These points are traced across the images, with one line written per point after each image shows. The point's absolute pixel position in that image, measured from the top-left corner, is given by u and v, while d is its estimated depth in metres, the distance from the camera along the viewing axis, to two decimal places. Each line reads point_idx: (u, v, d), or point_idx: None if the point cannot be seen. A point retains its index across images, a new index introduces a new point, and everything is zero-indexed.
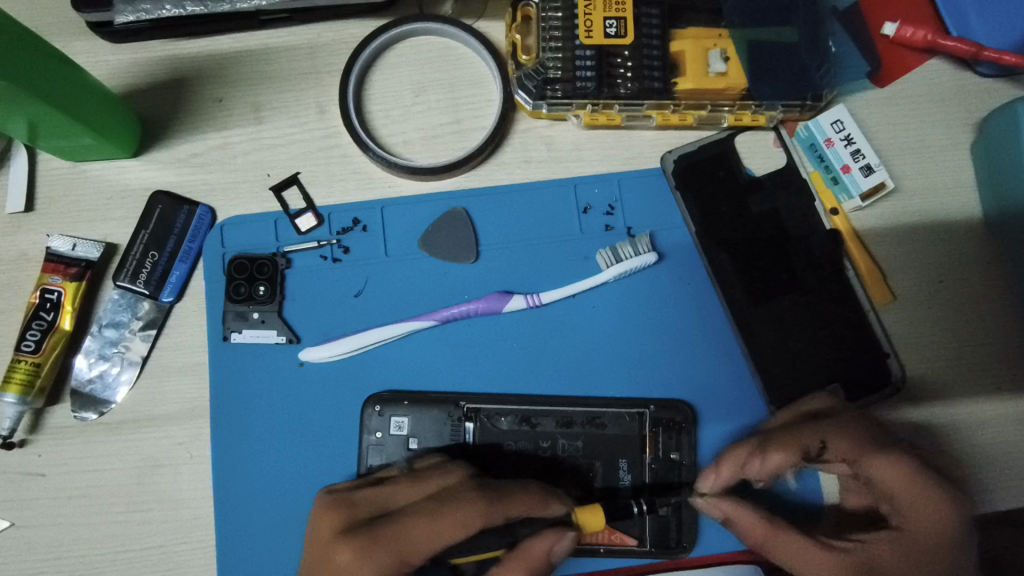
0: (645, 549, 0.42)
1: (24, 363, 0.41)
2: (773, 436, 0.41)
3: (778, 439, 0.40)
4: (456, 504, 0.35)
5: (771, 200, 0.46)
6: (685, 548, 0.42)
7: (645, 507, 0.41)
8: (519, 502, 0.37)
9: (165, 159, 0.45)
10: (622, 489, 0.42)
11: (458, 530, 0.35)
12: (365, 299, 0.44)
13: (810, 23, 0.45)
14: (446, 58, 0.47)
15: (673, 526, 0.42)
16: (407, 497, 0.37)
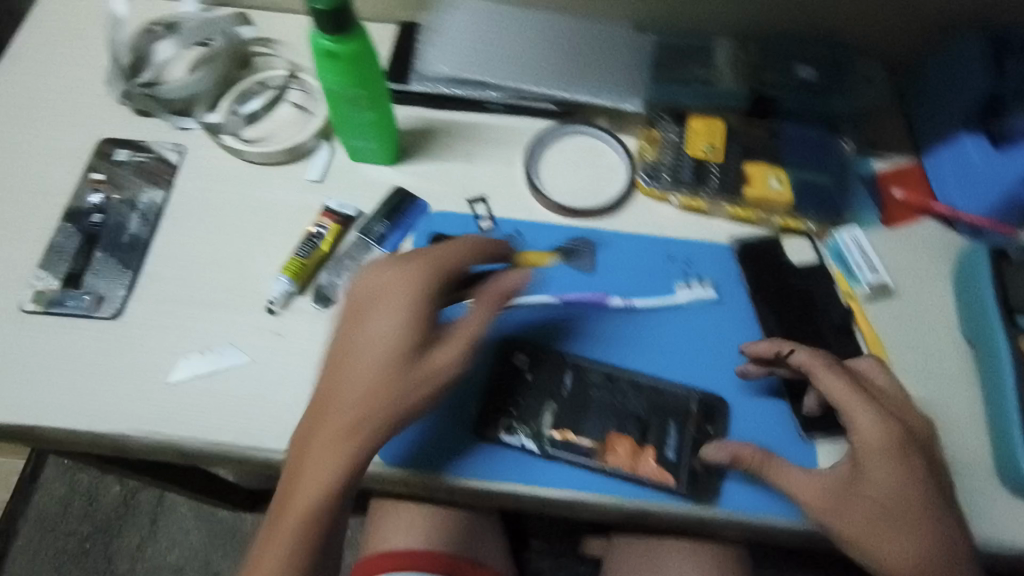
0: (677, 487, 0.56)
1: (296, 261, 0.63)
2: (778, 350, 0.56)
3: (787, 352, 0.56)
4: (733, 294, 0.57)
5: (805, 280, 0.65)
6: (711, 497, 0.56)
7: (697, 461, 0.56)
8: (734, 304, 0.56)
9: (408, 171, 0.71)
10: (668, 452, 0.57)
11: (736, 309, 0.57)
12: (515, 278, 0.65)
13: (841, 176, 0.68)
14: (595, 150, 0.72)
15: (702, 475, 0.56)
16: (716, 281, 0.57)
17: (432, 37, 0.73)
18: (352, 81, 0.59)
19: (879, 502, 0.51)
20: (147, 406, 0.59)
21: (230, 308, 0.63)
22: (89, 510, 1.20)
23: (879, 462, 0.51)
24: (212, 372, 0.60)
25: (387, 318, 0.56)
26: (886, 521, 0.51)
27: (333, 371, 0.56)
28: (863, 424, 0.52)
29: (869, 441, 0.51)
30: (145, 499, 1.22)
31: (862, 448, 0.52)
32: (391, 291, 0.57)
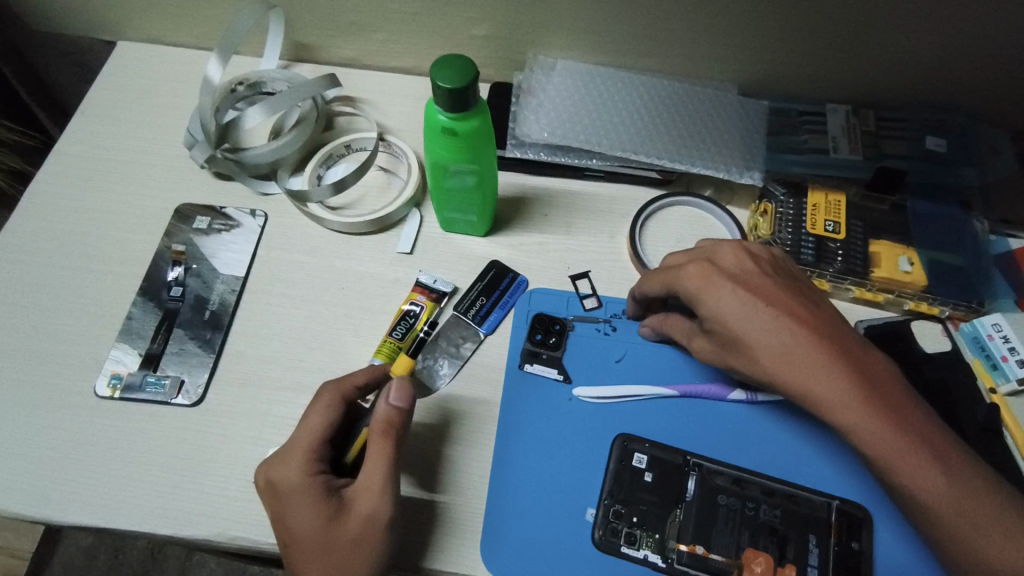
0: None
1: (390, 343, 0.59)
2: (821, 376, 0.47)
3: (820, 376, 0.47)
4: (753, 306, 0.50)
5: (942, 371, 0.59)
6: None
7: None
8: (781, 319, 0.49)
9: (504, 242, 0.66)
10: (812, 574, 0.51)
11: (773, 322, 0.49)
12: (624, 364, 0.60)
13: (975, 256, 0.63)
14: (700, 222, 0.68)
15: None
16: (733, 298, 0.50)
17: (528, 101, 0.69)
18: (464, 158, 0.55)
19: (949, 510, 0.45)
20: (227, 508, 0.53)
21: None
22: (116, 563, 1.09)
23: (913, 456, 0.46)
24: None
25: (284, 487, 0.48)
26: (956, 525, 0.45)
27: (290, 532, 0.48)
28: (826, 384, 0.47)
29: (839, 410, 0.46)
30: (174, 553, 1.10)
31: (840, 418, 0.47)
32: (295, 441, 0.50)
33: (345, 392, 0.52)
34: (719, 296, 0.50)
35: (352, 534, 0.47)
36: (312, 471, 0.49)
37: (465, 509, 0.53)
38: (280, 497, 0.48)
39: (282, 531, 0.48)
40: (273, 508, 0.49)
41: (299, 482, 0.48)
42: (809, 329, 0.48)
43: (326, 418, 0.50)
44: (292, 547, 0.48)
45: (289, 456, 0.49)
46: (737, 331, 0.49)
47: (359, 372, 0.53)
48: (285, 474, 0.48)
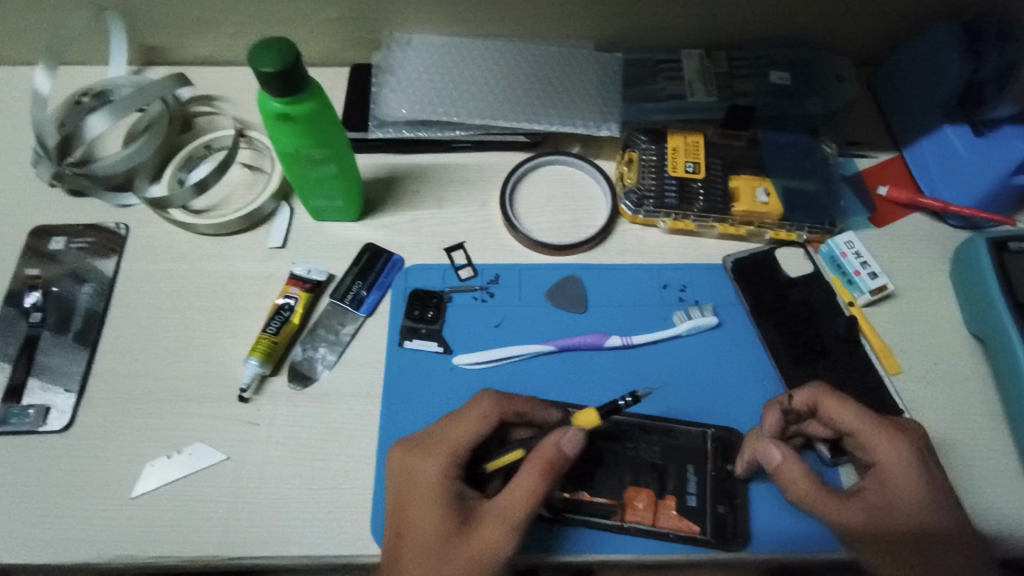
0: (706, 538, 0.52)
1: (266, 339, 0.57)
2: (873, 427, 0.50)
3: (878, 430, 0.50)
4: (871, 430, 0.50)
5: (805, 293, 0.62)
6: (740, 542, 0.52)
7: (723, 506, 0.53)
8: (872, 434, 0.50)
9: (378, 224, 0.66)
10: (691, 500, 0.53)
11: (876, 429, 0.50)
12: (503, 328, 0.61)
13: (826, 180, 0.66)
14: (571, 180, 0.69)
15: (730, 521, 0.52)
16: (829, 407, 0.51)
17: (388, 79, 0.68)
18: (308, 143, 0.53)
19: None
20: (109, 528, 0.52)
21: (196, 401, 0.57)
22: None
23: (935, 493, 0.48)
24: (183, 478, 0.53)
25: (415, 472, 0.49)
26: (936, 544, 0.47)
27: (410, 526, 0.48)
28: (908, 507, 0.48)
29: (904, 494, 0.48)
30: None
31: (908, 530, 0.47)
32: (445, 437, 0.51)
33: (504, 413, 0.51)
34: (845, 411, 0.51)
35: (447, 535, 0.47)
36: (451, 472, 0.49)
37: (356, 496, 0.54)
38: (413, 484, 0.49)
39: (400, 515, 0.49)
40: (395, 494, 0.50)
41: (433, 478, 0.49)
42: (893, 464, 0.49)
43: (479, 429, 0.51)
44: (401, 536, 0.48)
45: (430, 450, 0.50)
46: (865, 438, 0.50)
47: (524, 402, 0.52)
48: (418, 468, 0.49)
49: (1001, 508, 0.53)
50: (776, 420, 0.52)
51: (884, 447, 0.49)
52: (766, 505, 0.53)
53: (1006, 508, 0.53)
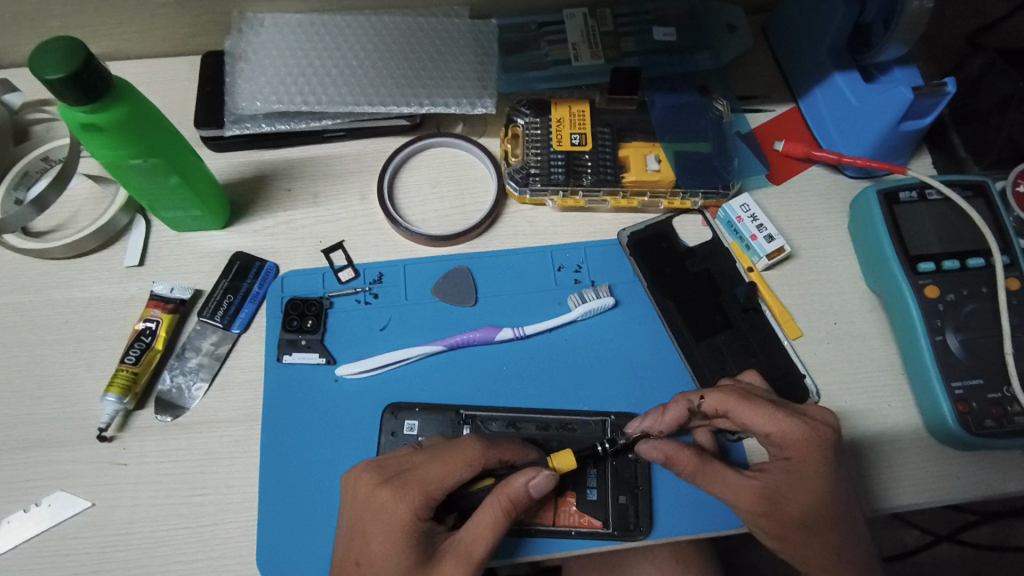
0: (608, 531, 0.50)
1: (125, 371, 0.52)
2: (788, 433, 0.47)
3: (794, 434, 0.47)
4: (786, 433, 0.47)
5: (703, 262, 0.60)
6: (642, 531, 0.50)
7: (625, 496, 0.51)
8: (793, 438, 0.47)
9: (247, 230, 0.61)
10: (590, 493, 0.51)
11: (794, 433, 0.47)
12: (389, 331, 0.57)
13: (718, 140, 0.63)
14: (457, 162, 0.64)
15: (632, 511, 0.51)
16: (746, 415, 0.48)
17: (241, 67, 0.61)
18: (132, 150, 0.48)
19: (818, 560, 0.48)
20: None
21: (55, 446, 0.52)
22: None
23: (841, 494, 0.48)
24: (42, 533, 0.49)
25: (373, 510, 0.45)
26: (827, 537, 0.47)
27: (363, 566, 0.45)
28: (806, 497, 0.47)
29: (813, 498, 0.47)
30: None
31: (802, 518, 0.47)
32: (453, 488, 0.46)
33: (489, 463, 0.47)
34: (757, 415, 0.48)
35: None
36: (421, 514, 0.45)
37: (240, 529, 0.50)
38: (373, 522, 0.45)
39: (354, 554, 0.45)
40: (353, 527, 0.46)
41: (403, 524, 0.44)
42: (807, 466, 0.47)
43: (460, 475, 0.45)
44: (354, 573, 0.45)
45: (407, 489, 0.45)
46: (779, 439, 0.48)
47: (509, 449, 0.48)
48: (389, 508, 0.45)
49: (899, 466, 0.53)
50: (680, 414, 0.50)
51: (795, 445, 0.47)
52: (667, 485, 0.52)
53: (905, 465, 0.53)
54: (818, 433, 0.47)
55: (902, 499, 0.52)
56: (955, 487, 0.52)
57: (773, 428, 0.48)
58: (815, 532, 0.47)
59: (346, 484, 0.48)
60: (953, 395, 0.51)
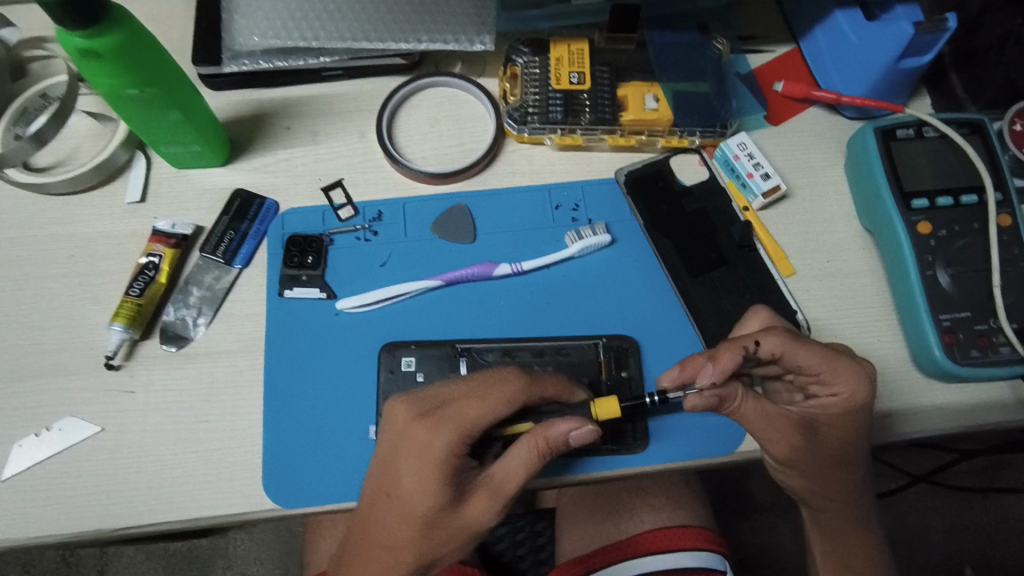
0: (606, 446, 0.53)
1: (130, 302, 0.53)
2: (839, 375, 0.49)
3: (845, 377, 0.49)
4: (838, 374, 0.49)
5: (700, 201, 0.60)
6: (640, 444, 0.53)
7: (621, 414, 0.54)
8: (843, 380, 0.49)
9: (247, 168, 0.61)
10: None
11: (845, 375, 0.49)
12: (389, 267, 0.58)
13: (717, 80, 0.63)
14: (455, 102, 0.64)
15: (628, 426, 0.54)
16: (801, 358, 0.49)
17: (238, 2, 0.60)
18: (131, 79, 0.48)
19: (833, 483, 0.53)
20: None
21: (63, 374, 0.53)
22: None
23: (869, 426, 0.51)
24: (54, 455, 0.51)
25: (408, 443, 0.46)
26: (845, 461, 0.52)
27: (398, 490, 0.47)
28: (843, 429, 0.50)
29: (844, 430, 0.50)
30: (88, 554, 1.07)
31: (832, 446, 0.51)
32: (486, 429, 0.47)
33: (530, 400, 0.48)
34: (809, 356, 0.49)
35: (431, 522, 0.46)
36: (455, 449, 0.46)
37: (246, 453, 0.52)
38: (411, 456, 0.46)
39: (387, 485, 0.47)
40: (388, 460, 0.47)
41: (439, 455, 0.46)
42: (852, 404, 0.49)
43: (496, 414, 0.46)
44: (388, 497, 0.47)
45: (443, 424, 0.46)
46: (826, 379, 0.49)
47: (552, 386, 0.49)
48: (425, 443, 0.46)
49: (890, 399, 0.54)
50: (734, 361, 0.48)
51: (845, 387, 0.49)
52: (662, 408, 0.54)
53: (895, 398, 0.54)
54: (866, 374, 0.49)
55: (890, 430, 0.53)
56: (942, 419, 0.53)
57: (825, 371, 0.49)
58: (835, 456, 0.52)
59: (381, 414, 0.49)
60: (941, 327, 0.52)
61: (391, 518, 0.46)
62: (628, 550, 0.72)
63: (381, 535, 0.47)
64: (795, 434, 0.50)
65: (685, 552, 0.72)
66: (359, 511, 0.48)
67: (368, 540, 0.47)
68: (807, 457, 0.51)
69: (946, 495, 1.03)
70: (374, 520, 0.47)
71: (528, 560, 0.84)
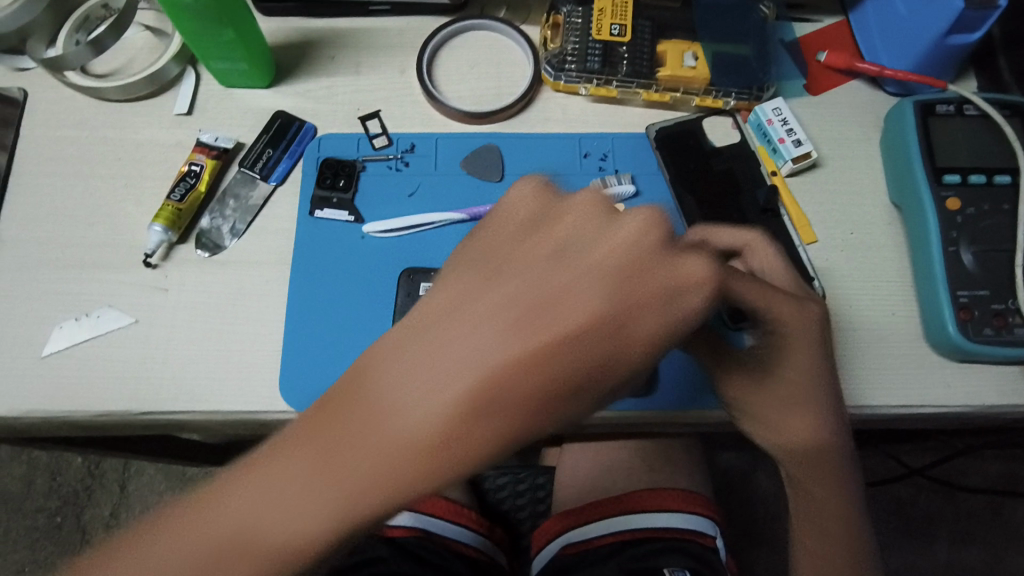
0: None
1: (170, 206, 0.56)
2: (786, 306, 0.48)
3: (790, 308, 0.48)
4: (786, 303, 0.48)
5: (729, 162, 0.60)
6: (642, 387, 0.54)
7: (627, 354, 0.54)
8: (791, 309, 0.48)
9: (290, 91, 0.63)
10: None
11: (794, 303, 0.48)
12: (417, 198, 0.60)
13: (760, 44, 0.63)
14: (496, 46, 0.65)
15: None
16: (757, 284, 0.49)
17: None
18: None
19: (792, 437, 0.50)
20: (21, 385, 0.53)
21: (104, 268, 0.56)
22: (55, 484, 1.12)
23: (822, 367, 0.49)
24: (90, 341, 0.54)
25: (641, 281, 0.34)
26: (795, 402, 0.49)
27: (563, 310, 0.34)
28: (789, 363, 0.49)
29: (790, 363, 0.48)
30: (111, 467, 1.13)
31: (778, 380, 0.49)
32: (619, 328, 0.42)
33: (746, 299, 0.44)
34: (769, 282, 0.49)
35: (584, 382, 0.33)
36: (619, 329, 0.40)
37: (266, 357, 0.54)
38: (660, 286, 0.34)
39: (548, 327, 0.33)
40: (572, 283, 0.34)
41: (660, 303, 0.34)
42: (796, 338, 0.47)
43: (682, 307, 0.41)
44: (552, 319, 0.34)
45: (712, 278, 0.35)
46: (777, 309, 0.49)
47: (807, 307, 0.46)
48: (653, 284, 0.34)
49: (899, 371, 0.54)
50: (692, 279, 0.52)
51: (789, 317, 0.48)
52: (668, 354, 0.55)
53: (905, 371, 0.54)
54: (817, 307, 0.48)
55: (896, 401, 0.53)
56: (947, 395, 0.53)
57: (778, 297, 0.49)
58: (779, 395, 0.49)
59: (496, 211, 0.38)
60: (957, 303, 0.52)
61: (534, 364, 0.33)
62: (595, 512, 0.75)
63: (499, 378, 0.33)
64: (738, 378, 0.50)
65: (663, 512, 0.73)
66: (477, 333, 0.34)
67: (437, 375, 0.33)
68: (750, 388, 0.50)
69: (956, 503, 1.04)
70: (488, 352, 0.33)
71: (527, 510, 0.86)
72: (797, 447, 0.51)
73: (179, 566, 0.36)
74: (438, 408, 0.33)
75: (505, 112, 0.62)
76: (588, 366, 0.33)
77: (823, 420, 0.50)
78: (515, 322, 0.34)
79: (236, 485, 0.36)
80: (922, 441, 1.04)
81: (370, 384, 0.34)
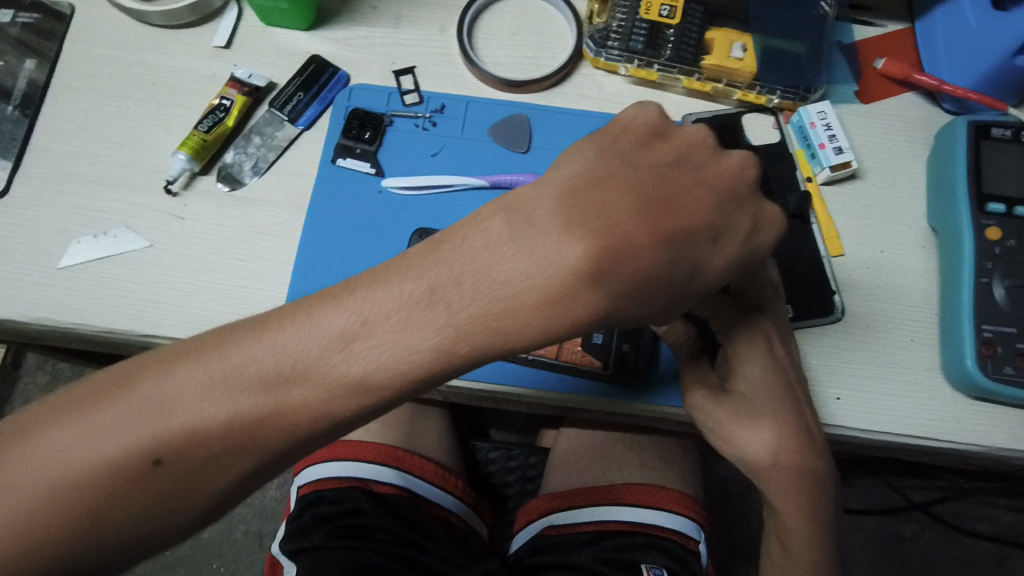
0: (606, 371, 0.54)
1: (197, 136, 0.57)
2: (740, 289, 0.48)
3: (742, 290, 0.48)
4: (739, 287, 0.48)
5: (763, 162, 0.58)
6: (639, 378, 0.53)
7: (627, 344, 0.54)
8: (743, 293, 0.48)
9: (328, 37, 0.63)
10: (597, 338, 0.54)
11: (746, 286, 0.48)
12: (440, 159, 0.59)
13: (815, 43, 0.60)
14: (540, 14, 0.64)
15: (632, 359, 0.54)
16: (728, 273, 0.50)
17: None
18: None
19: (743, 429, 0.46)
20: (34, 291, 0.54)
21: (127, 189, 0.57)
22: None
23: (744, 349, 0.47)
24: (105, 257, 0.55)
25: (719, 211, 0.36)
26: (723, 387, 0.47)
27: (679, 206, 0.35)
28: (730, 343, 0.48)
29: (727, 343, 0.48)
30: None
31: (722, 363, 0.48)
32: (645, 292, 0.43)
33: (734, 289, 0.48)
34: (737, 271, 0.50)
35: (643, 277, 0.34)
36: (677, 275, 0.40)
37: (271, 297, 0.55)
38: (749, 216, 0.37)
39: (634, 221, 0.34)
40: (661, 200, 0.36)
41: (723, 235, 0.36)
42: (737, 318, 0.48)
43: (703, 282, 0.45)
44: (670, 211, 0.35)
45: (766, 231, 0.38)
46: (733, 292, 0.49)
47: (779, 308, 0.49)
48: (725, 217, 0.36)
49: (909, 399, 0.52)
50: None
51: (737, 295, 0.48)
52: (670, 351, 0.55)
53: (915, 399, 0.52)
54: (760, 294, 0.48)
55: (901, 430, 0.51)
56: (955, 430, 0.51)
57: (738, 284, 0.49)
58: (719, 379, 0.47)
59: (616, 124, 0.40)
60: (980, 337, 0.50)
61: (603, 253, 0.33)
62: (579, 498, 0.74)
63: (615, 250, 0.33)
64: (696, 388, 0.47)
65: (646, 508, 0.71)
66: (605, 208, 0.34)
67: (547, 247, 0.34)
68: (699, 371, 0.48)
69: (957, 547, 1.01)
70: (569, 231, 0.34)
71: (515, 487, 0.86)
72: (758, 464, 0.47)
73: (215, 413, 0.35)
74: (542, 276, 0.33)
75: (541, 84, 0.61)
76: (693, 267, 0.35)
77: (783, 436, 0.46)
78: (645, 204, 0.35)
79: (296, 325, 0.36)
80: (928, 475, 1.01)
81: (473, 239, 0.35)
